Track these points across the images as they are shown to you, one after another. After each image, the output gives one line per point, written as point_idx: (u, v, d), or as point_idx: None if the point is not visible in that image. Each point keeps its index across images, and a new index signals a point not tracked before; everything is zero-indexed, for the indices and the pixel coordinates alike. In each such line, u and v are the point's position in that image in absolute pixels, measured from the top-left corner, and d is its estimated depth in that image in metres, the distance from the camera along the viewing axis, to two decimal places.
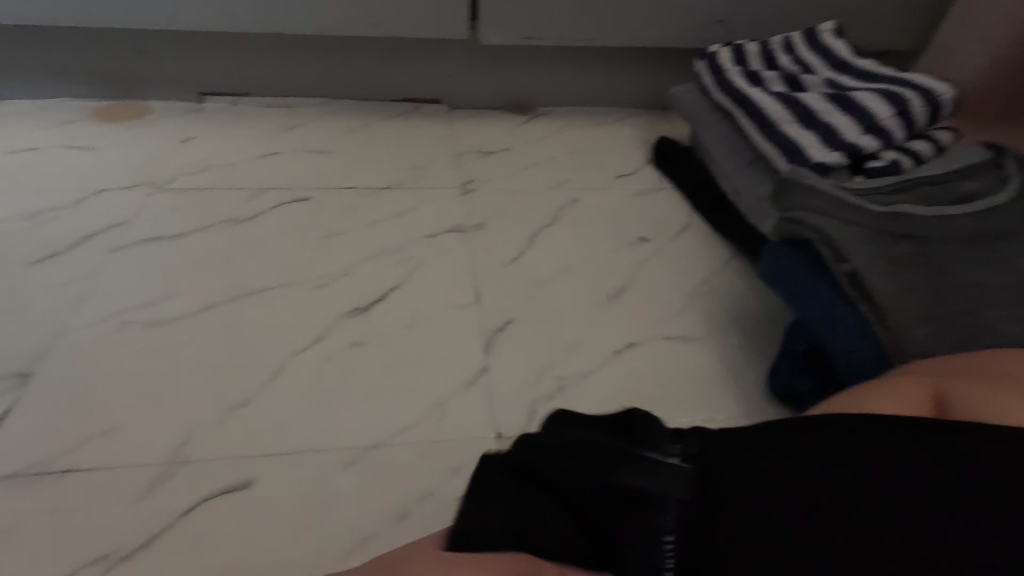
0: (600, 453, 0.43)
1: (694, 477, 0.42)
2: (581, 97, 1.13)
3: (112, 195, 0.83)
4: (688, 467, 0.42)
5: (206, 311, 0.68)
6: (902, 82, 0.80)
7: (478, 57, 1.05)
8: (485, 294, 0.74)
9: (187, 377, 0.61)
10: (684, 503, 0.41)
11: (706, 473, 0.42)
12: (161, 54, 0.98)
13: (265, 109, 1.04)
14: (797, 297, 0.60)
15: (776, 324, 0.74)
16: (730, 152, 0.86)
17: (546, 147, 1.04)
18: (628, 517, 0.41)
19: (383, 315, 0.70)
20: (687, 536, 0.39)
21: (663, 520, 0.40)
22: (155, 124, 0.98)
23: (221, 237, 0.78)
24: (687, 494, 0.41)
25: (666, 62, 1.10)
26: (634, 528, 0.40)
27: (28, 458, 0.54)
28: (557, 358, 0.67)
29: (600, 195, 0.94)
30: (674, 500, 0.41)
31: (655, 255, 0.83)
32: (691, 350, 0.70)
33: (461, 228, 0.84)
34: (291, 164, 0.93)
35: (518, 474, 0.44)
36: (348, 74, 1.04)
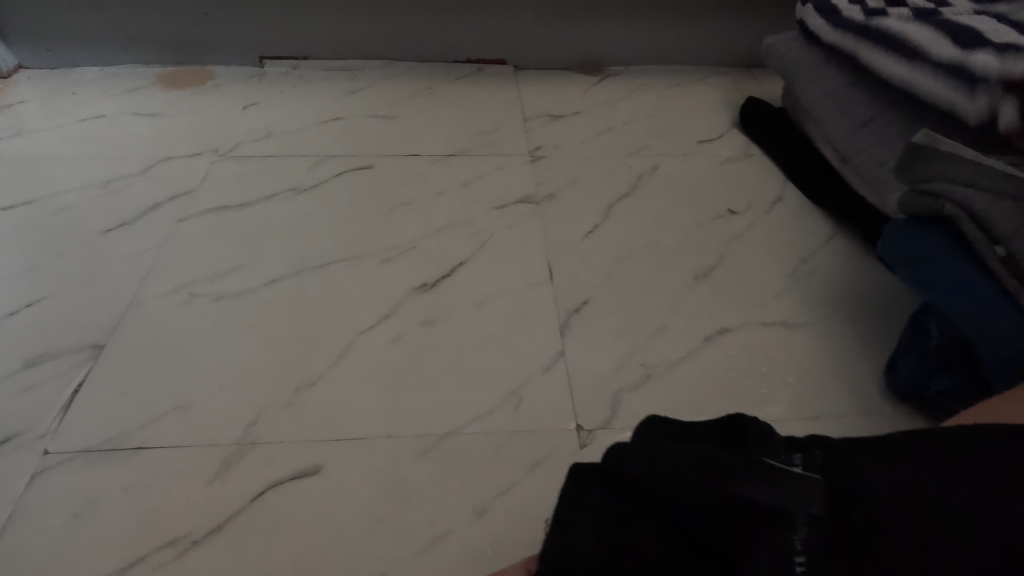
0: (708, 458, 0.34)
1: (825, 492, 0.33)
2: (659, 55, 1.03)
3: (178, 164, 0.82)
4: (816, 479, 0.33)
5: (272, 285, 0.66)
6: None
7: (549, 11, 0.97)
8: (559, 271, 0.68)
9: (256, 353, 0.59)
10: (816, 522, 0.32)
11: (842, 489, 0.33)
12: (223, 17, 0.95)
13: (326, 73, 1.00)
14: (933, 286, 0.52)
15: (892, 311, 0.65)
16: (840, 107, 0.74)
17: (621, 111, 0.96)
18: (747, 539, 0.32)
19: (452, 292, 0.65)
20: (824, 566, 0.30)
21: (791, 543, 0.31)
22: (218, 90, 0.96)
23: (286, 207, 0.75)
24: (820, 512, 0.32)
25: (756, 12, 0.98)
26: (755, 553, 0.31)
27: (104, 432, 0.54)
28: (641, 345, 0.61)
29: (682, 163, 0.86)
30: (804, 518, 0.32)
31: (746, 230, 0.75)
32: (793, 338, 0.63)
33: (532, 199, 0.78)
34: (354, 130, 0.89)
35: (606, 480, 0.36)
36: (410, 34, 0.99)
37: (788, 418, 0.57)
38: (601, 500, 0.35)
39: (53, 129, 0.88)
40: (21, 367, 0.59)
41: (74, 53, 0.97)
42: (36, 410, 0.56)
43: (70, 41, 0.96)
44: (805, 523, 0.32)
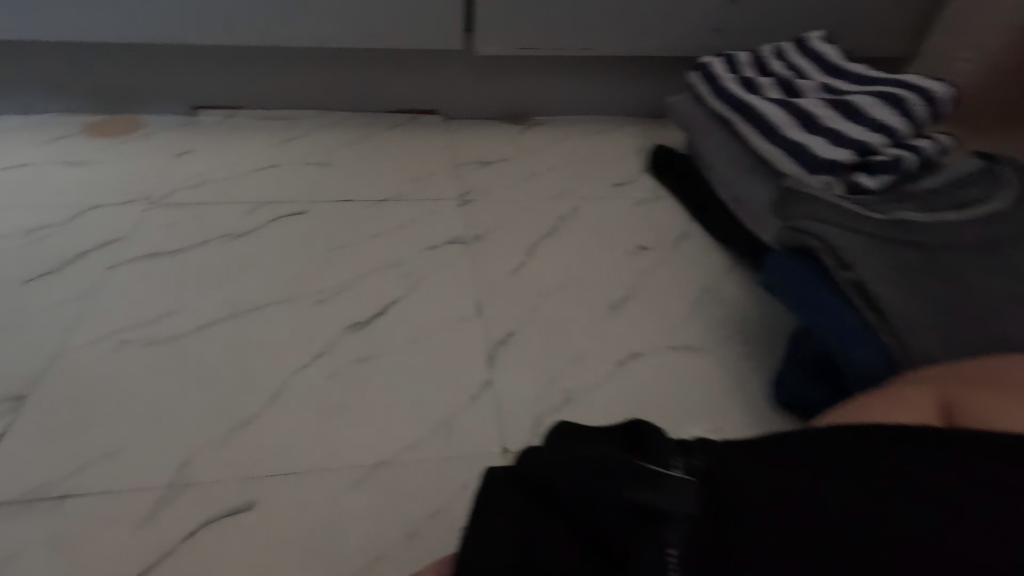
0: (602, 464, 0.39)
1: (699, 489, 0.38)
2: (577, 107, 1.13)
3: (108, 212, 0.82)
4: (692, 480, 0.38)
5: (207, 328, 0.67)
6: (898, 82, 0.80)
7: (475, 66, 1.05)
8: (488, 306, 0.73)
9: (189, 395, 0.60)
10: (690, 515, 0.36)
11: (712, 485, 0.38)
12: (156, 68, 0.97)
13: (260, 122, 1.03)
14: (803, 306, 0.60)
15: (780, 332, 0.74)
16: (730, 159, 0.86)
17: (544, 157, 1.04)
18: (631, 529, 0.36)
19: (386, 329, 0.69)
20: (694, 553, 0.35)
21: (667, 533, 0.36)
22: (149, 138, 0.97)
23: (221, 252, 0.77)
24: (693, 506, 0.37)
25: (661, 70, 1.10)
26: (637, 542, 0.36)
27: (26, 484, 0.53)
28: (563, 371, 0.67)
29: (600, 204, 0.94)
30: (680, 512, 0.36)
31: (656, 264, 0.83)
32: (696, 359, 0.70)
33: (462, 239, 0.84)
34: (289, 176, 0.92)
35: (517, 483, 0.40)
36: (345, 86, 1.04)
37: (691, 431, 0.63)
38: (510, 501, 0.39)
39: None
40: None
41: None
42: None
43: None
44: (681, 517, 0.36)
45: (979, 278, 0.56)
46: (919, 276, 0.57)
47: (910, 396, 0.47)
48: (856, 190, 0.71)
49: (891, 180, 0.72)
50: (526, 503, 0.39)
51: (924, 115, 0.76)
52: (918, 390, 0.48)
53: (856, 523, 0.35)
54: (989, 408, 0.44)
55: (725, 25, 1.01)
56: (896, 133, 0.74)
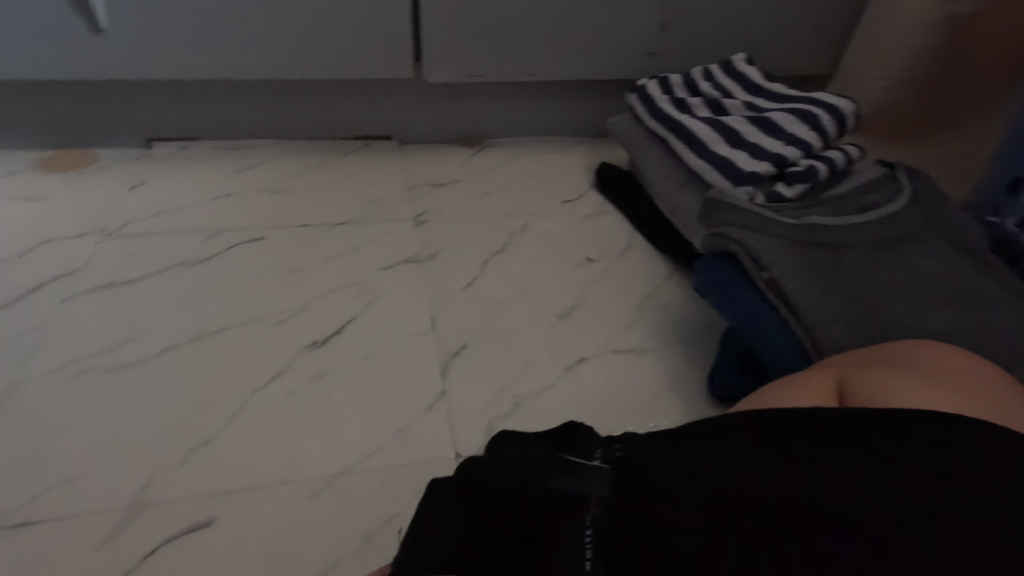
0: (529, 464, 0.43)
1: (614, 475, 0.42)
2: (526, 128, 1.19)
3: (62, 245, 0.83)
4: (608, 467, 0.42)
5: (164, 354, 0.68)
6: (811, 99, 0.88)
7: (426, 93, 1.10)
8: (441, 320, 0.77)
9: (147, 419, 0.62)
10: (604, 499, 0.41)
11: (629, 470, 0.42)
12: (109, 102, 0.99)
13: (216, 151, 1.05)
14: (728, 306, 0.66)
15: (716, 332, 0.79)
16: (666, 173, 0.92)
17: (495, 177, 1.08)
18: (553, 515, 0.40)
19: (343, 346, 0.72)
20: (608, 532, 0.39)
21: (583, 516, 0.40)
22: (103, 171, 0.98)
23: (178, 280, 0.79)
24: (607, 491, 0.41)
25: (603, 92, 1.17)
26: (557, 525, 0.40)
27: None
28: (513, 378, 0.71)
29: (548, 219, 0.99)
30: (594, 497, 0.41)
31: (602, 274, 0.88)
32: (638, 361, 0.75)
33: (417, 258, 0.87)
34: (245, 204, 0.94)
35: (459, 490, 0.44)
36: (299, 114, 1.08)
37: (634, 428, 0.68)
38: (452, 506, 0.43)
39: None
40: None
41: None
42: None
43: None
44: (596, 501, 0.41)
45: (876, 275, 0.63)
46: (825, 274, 0.63)
47: (815, 383, 0.52)
48: (775, 198, 0.78)
49: (807, 188, 0.78)
50: (465, 507, 0.43)
51: (833, 129, 0.84)
52: (823, 377, 0.53)
53: (763, 490, 0.38)
54: (882, 390, 0.48)
55: (658, 49, 1.08)
56: (809, 145, 0.81)
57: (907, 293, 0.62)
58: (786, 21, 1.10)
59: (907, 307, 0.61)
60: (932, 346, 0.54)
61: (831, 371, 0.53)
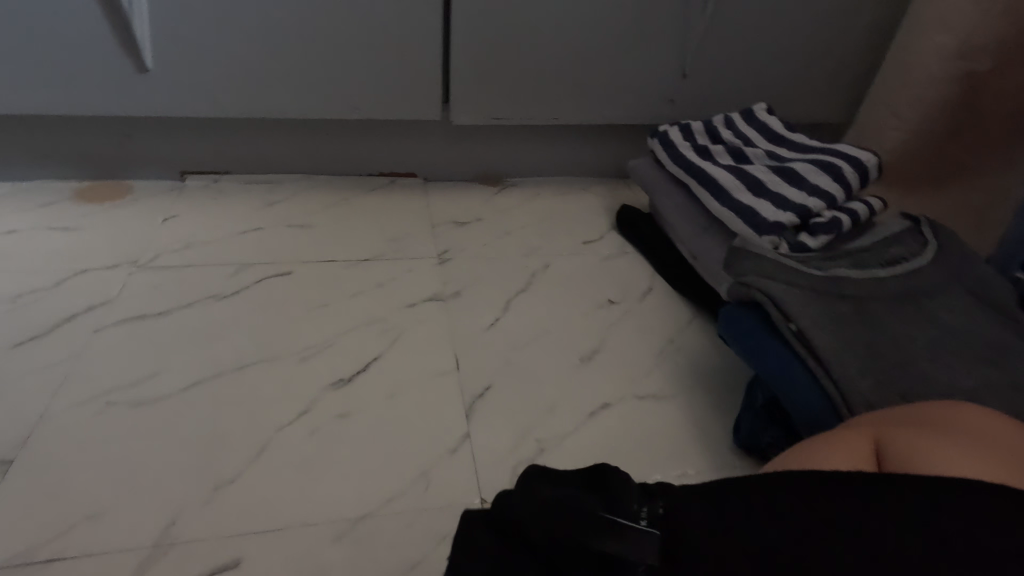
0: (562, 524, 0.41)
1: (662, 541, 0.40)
2: (546, 168, 1.21)
3: (95, 276, 0.85)
4: (655, 531, 0.41)
5: (191, 388, 0.69)
6: (832, 150, 0.89)
7: (451, 134, 1.13)
8: (464, 360, 0.77)
9: (173, 454, 0.62)
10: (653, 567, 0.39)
11: (671, 534, 0.41)
12: (147, 137, 1.03)
13: (245, 185, 1.09)
14: (754, 355, 0.66)
15: (737, 379, 0.79)
16: (687, 218, 0.94)
17: (516, 216, 1.10)
18: None
19: (367, 384, 0.72)
20: None
21: None
22: (137, 203, 1.01)
23: (205, 314, 0.80)
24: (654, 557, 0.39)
25: (623, 135, 1.20)
26: None
27: (12, 548, 0.54)
28: (536, 422, 0.70)
29: (569, 260, 1.00)
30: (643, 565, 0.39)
31: (623, 317, 0.89)
32: (661, 407, 0.75)
33: (440, 296, 0.88)
34: (274, 238, 0.96)
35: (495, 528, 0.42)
36: (328, 151, 1.11)
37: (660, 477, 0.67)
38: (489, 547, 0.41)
39: None
40: None
41: None
42: None
43: None
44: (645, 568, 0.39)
45: (903, 329, 0.63)
46: (851, 326, 0.63)
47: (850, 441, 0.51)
48: (798, 248, 0.78)
49: (830, 239, 0.79)
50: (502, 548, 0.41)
51: (855, 181, 0.85)
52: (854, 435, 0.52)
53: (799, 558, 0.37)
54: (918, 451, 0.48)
55: (678, 96, 1.11)
56: (832, 196, 0.82)
57: (936, 348, 0.62)
58: (804, 71, 1.12)
59: (936, 363, 0.61)
60: (962, 408, 0.54)
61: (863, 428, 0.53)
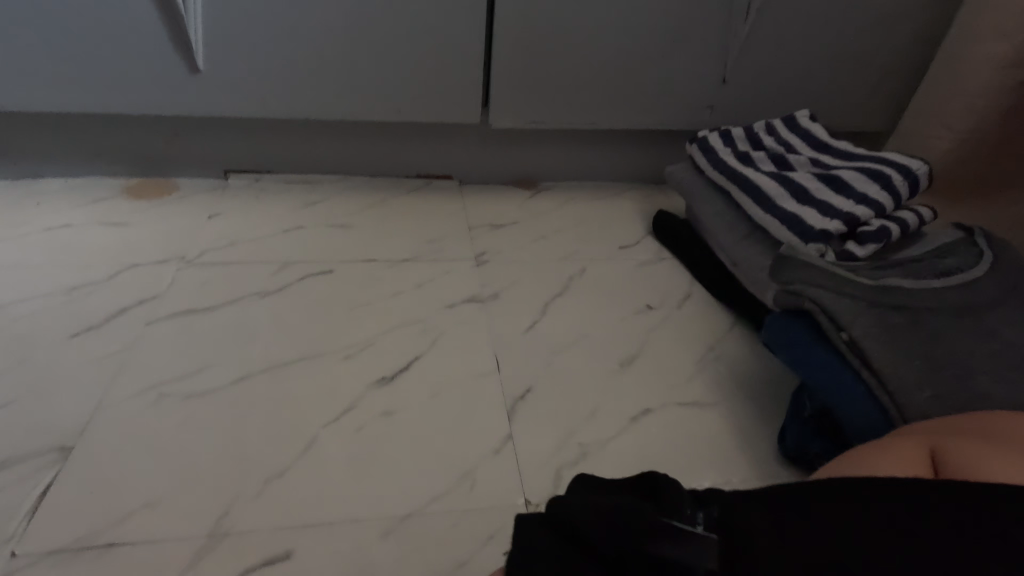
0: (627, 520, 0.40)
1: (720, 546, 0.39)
2: (582, 173, 1.21)
3: (145, 270, 0.87)
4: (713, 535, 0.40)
5: (240, 382, 0.71)
6: (880, 158, 0.88)
7: (489, 137, 1.14)
8: (504, 362, 0.78)
9: (224, 446, 0.63)
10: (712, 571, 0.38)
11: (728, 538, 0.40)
12: (194, 137, 1.05)
13: (286, 185, 1.11)
14: (803, 364, 0.65)
15: (780, 389, 0.78)
16: (728, 224, 0.93)
17: (552, 220, 1.11)
18: None
19: (409, 384, 0.73)
20: None
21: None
22: (183, 201, 1.03)
23: (252, 310, 0.82)
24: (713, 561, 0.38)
25: (660, 141, 1.19)
26: None
27: (74, 532, 0.56)
28: (578, 426, 0.70)
29: (605, 265, 1.00)
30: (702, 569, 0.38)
31: (661, 323, 0.88)
32: (703, 415, 0.74)
33: (479, 298, 0.89)
34: (315, 237, 0.98)
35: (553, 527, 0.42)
36: (367, 153, 1.13)
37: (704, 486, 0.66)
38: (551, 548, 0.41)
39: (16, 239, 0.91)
40: None
41: (42, 166, 1.03)
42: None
43: (40, 156, 1.02)
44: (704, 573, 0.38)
45: (960, 342, 0.62)
46: (906, 338, 0.62)
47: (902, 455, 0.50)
48: (846, 257, 0.77)
49: (878, 248, 0.77)
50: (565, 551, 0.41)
51: (905, 190, 0.83)
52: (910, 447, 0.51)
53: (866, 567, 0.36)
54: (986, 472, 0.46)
55: (718, 103, 1.11)
56: (881, 205, 0.81)
57: (995, 363, 0.60)
58: (847, 79, 1.11)
59: (995, 377, 0.59)
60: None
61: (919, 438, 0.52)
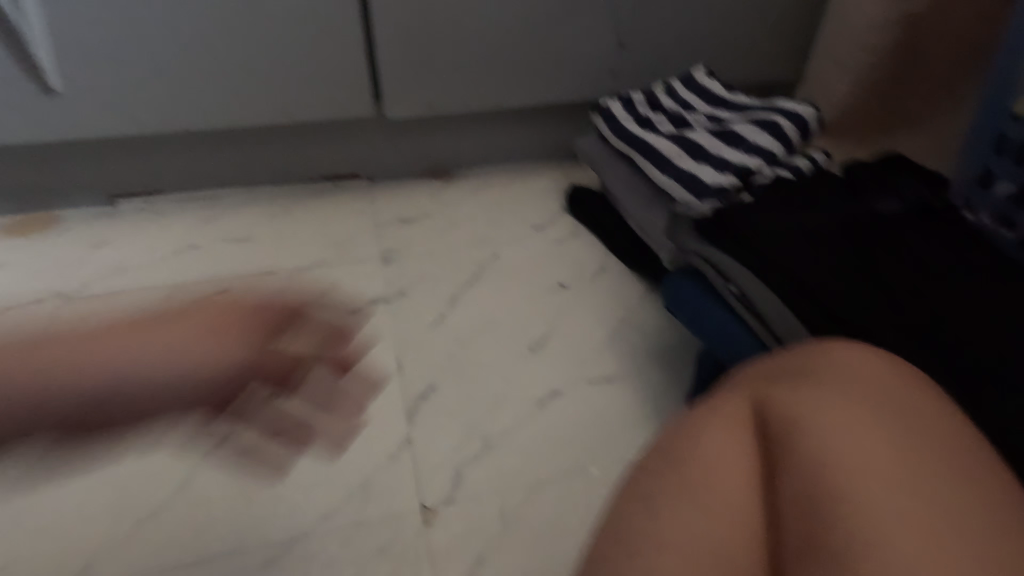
0: None
1: None
2: (497, 155, 1.18)
3: (33, 311, 0.84)
4: None
5: (120, 417, 0.68)
6: (772, 107, 0.86)
7: (390, 131, 1.09)
8: (407, 361, 0.75)
9: (110, 482, 0.64)
10: None
11: None
12: (72, 162, 1.00)
13: (181, 205, 1.06)
14: (696, 322, 0.66)
15: (689, 348, 0.78)
16: (632, 191, 0.91)
17: (463, 208, 1.07)
18: None
19: (305, 396, 0.70)
20: None
21: None
22: (74, 232, 1.00)
23: (140, 339, 0.78)
24: None
25: (570, 114, 1.16)
26: None
27: None
28: (482, 417, 0.69)
29: (517, 247, 0.97)
30: None
31: (574, 300, 0.86)
32: (616, 389, 0.73)
33: (384, 298, 0.85)
34: (211, 258, 0.95)
35: None
36: (267, 158, 1.07)
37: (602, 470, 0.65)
38: None
39: None
40: None
41: None
42: None
43: None
44: None
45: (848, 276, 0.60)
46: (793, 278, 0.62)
47: None
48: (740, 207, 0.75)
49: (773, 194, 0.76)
50: None
51: (796, 135, 0.81)
52: None
53: None
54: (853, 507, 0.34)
55: (618, 66, 1.07)
56: (770, 152, 0.79)
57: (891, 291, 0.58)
58: (747, 25, 1.08)
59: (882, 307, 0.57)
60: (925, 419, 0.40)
61: (736, 401, 0.41)
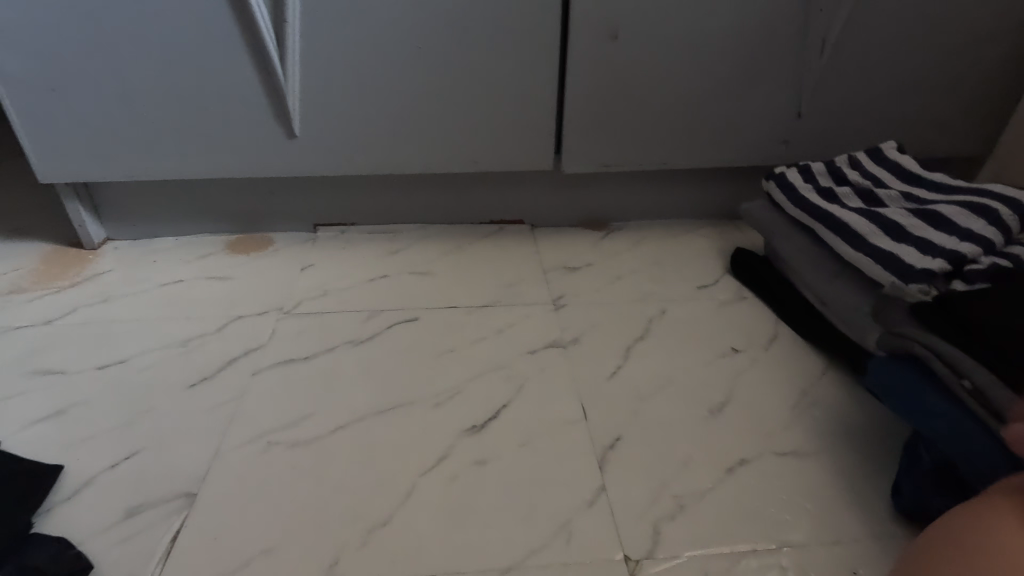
0: None
1: None
2: (656, 211, 1.20)
3: (250, 322, 0.93)
4: None
5: (338, 432, 0.75)
6: (981, 191, 0.83)
7: (560, 185, 1.15)
8: (591, 411, 0.78)
9: (331, 490, 0.69)
10: None
11: None
12: (287, 192, 1.12)
13: (369, 236, 1.15)
14: (918, 415, 0.63)
15: (880, 431, 0.76)
16: (814, 264, 0.89)
17: (627, 260, 1.09)
18: None
19: (499, 433, 0.75)
20: None
21: None
22: (279, 253, 1.10)
23: (346, 359, 0.86)
24: None
25: (734, 179, 1.17)
26: None
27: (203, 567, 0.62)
28: (672, 476, 0.70)
29: (685, 305, 0.98)
30: None
31: (750, 367, 0.86)
32: (808, 466, 0.72)
33: (560, 343, 0.89)
34: (398, 285, 1.02)
35: None
36: (447, 201, 1.16)
37: (803, 543, 0.64)
38: None
39: (135, 294, 1.00)
40: (123, 517, 0.67)
41: (162, 227, 1.14)
42: (137, 557, 0.63)
43: (155, 218, 1.13)
44: None
45: None
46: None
47: None
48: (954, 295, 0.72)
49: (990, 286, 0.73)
50: None
51: (1013, 223, 0.78)
52: None
53: None
54: None
55: (794, 137, 1.08)
56: (988, 240, 0.76)
57: None
58: (933, 99, 1.06)
59: None
60: None
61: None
